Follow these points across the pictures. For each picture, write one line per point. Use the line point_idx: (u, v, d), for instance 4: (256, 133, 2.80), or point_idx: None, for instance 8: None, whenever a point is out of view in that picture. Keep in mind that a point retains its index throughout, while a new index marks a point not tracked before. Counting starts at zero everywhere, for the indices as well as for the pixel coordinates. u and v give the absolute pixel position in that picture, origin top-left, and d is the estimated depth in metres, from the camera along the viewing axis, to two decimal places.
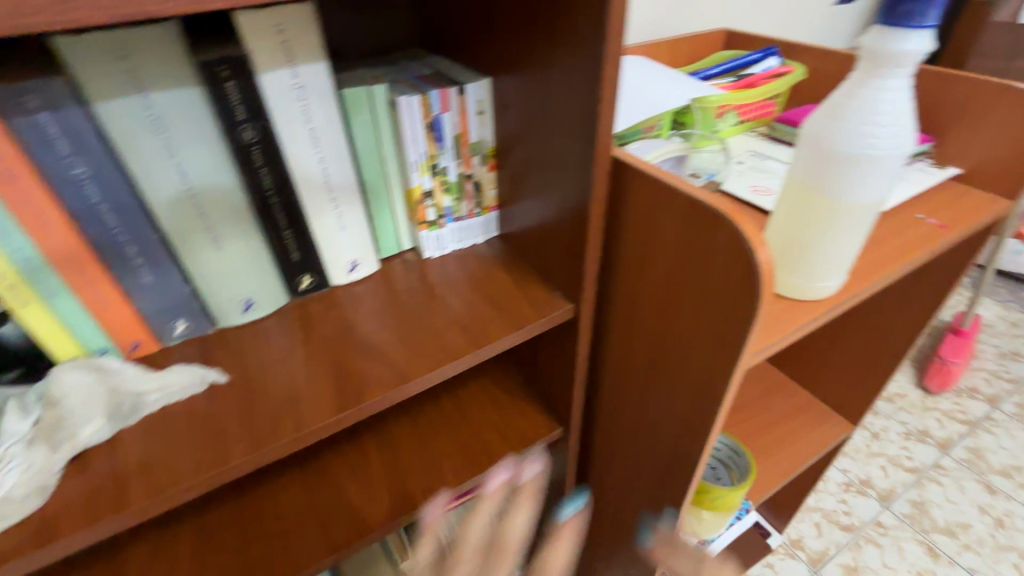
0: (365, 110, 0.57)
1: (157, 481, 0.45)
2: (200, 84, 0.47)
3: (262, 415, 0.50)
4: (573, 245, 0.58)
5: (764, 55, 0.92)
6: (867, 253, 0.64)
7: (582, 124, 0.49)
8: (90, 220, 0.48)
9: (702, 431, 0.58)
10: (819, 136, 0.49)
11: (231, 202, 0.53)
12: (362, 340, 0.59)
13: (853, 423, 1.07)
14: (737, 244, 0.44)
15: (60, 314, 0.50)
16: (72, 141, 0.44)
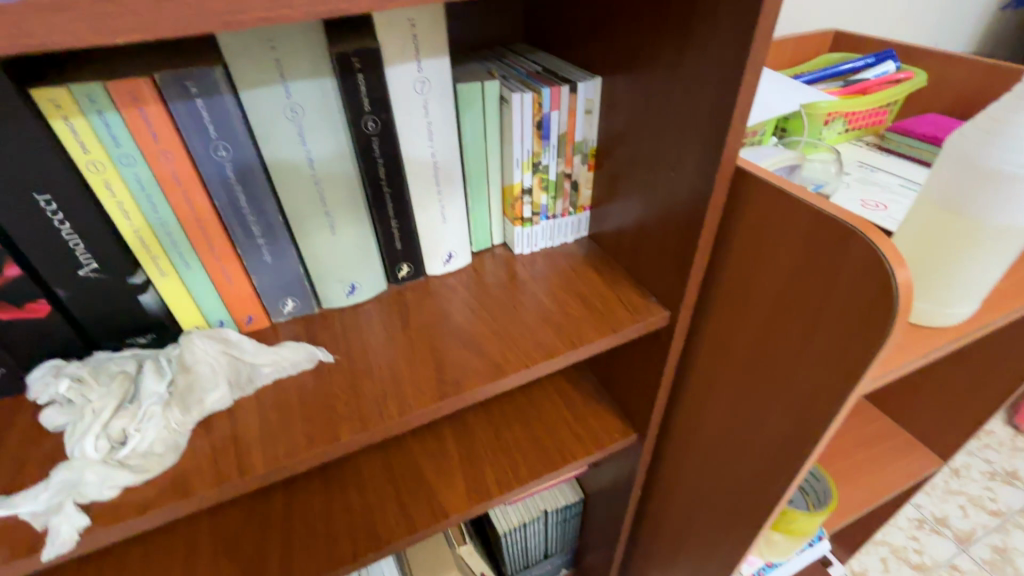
0: (477, 106, 0.58)
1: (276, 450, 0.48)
2: (335, 77, 0.49)
3: (368, 396, 0.52)
4: (677, 251, 0.57)
5: (879, 59, 0.86)
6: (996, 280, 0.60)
7: (708, 128, 0.48)
8: (226, 201, 0.51)
9: (800, 454, 0.56)
10: (973, 159, 0.46)
11: (349, 190, 0.56)
12: (458, 332, 0.60)
13: (942, 458, 1.00)
14: (876, 264, 0.42)
15: (190, 285, 0.54)
16: (220, 126, 0.47)
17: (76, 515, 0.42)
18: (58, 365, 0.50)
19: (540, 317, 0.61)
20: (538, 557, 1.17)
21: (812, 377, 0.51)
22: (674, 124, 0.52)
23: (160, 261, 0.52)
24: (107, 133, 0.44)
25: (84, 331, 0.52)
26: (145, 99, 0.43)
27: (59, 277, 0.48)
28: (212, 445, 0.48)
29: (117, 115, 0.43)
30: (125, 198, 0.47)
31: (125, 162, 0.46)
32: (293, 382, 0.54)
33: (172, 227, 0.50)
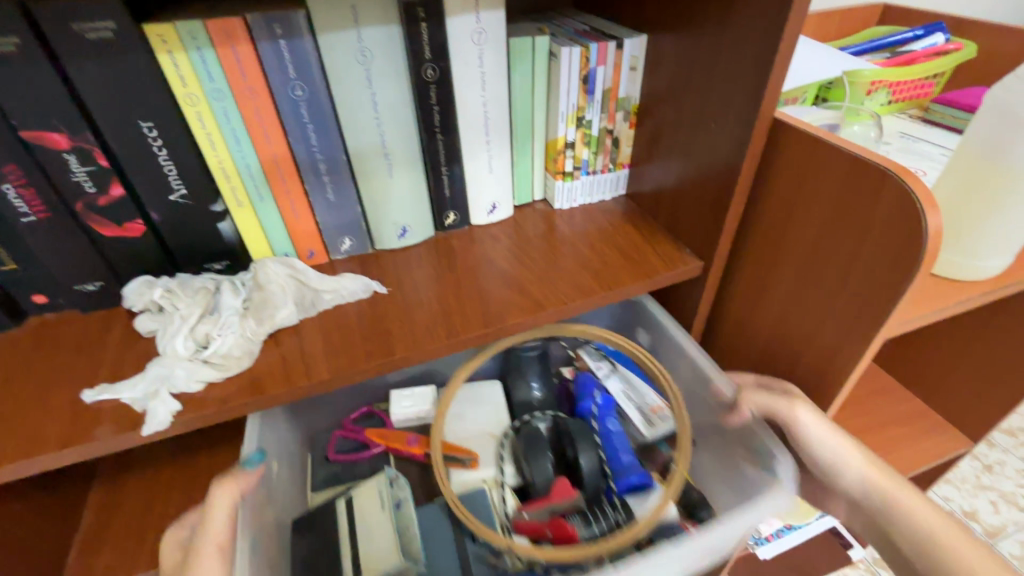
0: (527, 59, 0.62)
1: (341, 360, 0.53)
2: (401, 23, 0.53)
3: (421, 323, 0.57)
4: (714, 203, 0.60)
5: (927, 31, 0.86)
6: None
7: (750, 78, 0.50)
8: (298, 139, 0.56)
9: (826, 399, 0.58)
10: (1008, 105, 0.47)
11: (407, 134, 0.60)
12: (500, 272, 0.64)
13: (971, 438, 1.00)
14: (908, 203, 0.44)
15: (262, 217, 0.60)
16: (298, 66, 0.52)
17: (168, 401, 0.48)
18: (149, 280, 0.56)
19: (578, 263, 0.65)
20: None
21: (841, 321, 0.54)
22: (717, 76, 0.55)
23: (238, 193, 0.57)
24: (203, 69, 0.49)
25: (169, 254, 0.58)
26: (237, 38, 0.49)
27: (153, 200, 0.54)
28: (284, 354, 0.54)
29: (213, 52, 0.49)
30: (214, 130, 0.53)
31: (216, 97, 0.51)
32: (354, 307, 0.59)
33: (250, 160, 0.56)
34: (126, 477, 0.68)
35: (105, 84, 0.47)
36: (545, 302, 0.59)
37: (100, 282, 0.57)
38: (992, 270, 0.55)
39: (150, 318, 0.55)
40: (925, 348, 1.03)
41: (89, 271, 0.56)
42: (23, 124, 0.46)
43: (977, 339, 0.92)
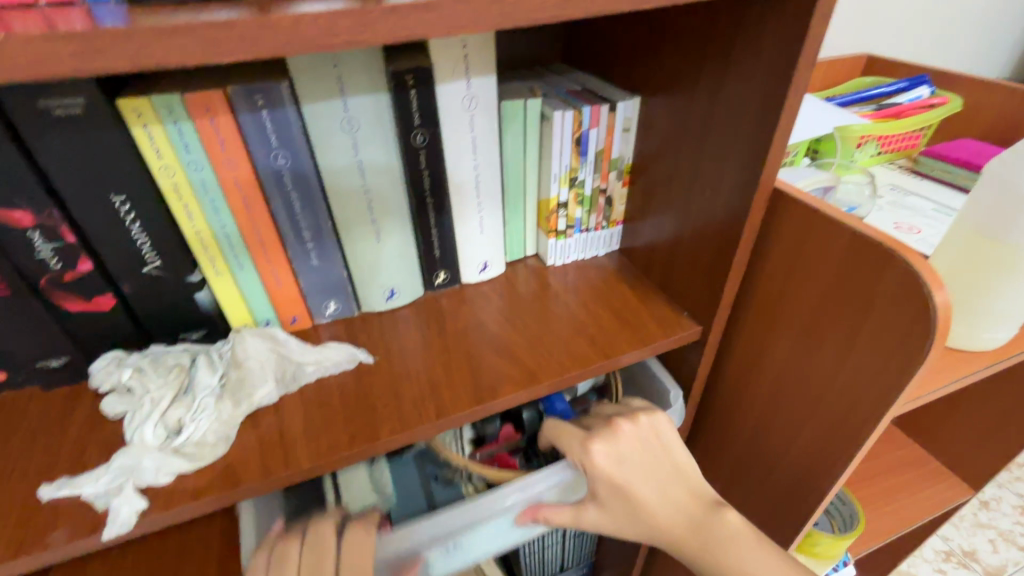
0: (519, 122, 0.61)
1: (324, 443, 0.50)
2: (390, 92, 0.51)
3: (409, 398, 0.54)
4: (712, 268, 0.58)
5: (912, 84, 0.87)
6: None
7: (749, 150, 0.49)
8: (281, 206, 0.54)
9: (832, 472, 0.56)
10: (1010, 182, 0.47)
11: (395, 199, 0.58)
12: (491, 337, 0.62)
13: (972, 488, 0.98)
14: (916, 285, 0.43)
15: (241, 285, 0.57)
16: (281, 136, 0.50)
17: (135, 499, 0.44)
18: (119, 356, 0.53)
19: (572, 326, 0.63)
20: (552, 570, 1.19)
21: (847, 394, 0.52)
22: (713, 143, 0.54)
23: (216, 262, 0.55)
24: (180, 141, 0.47)
25: (142, 326, 0.55)
26: (216, 110, 0.46)
27: (125, 274, 0.51)
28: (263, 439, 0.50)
29: (191, 124, 0.46)
30: (191, 202, 0.50)
31: (193, 167, 0.49)
32: (338, 380, 0.56)
33: (230, 228, 0.53)
34: (88, 558, 0.63)
35: (74, 159, 0.44)
36: (540, 373, 0.57)
37: (65, 357, 0.53)
38: (992, 340, 0.54)
39: (117, 397, 0.51)
40: None
41: (53, 347, 0.52)
42: None
43: (976, 388, 0.91)
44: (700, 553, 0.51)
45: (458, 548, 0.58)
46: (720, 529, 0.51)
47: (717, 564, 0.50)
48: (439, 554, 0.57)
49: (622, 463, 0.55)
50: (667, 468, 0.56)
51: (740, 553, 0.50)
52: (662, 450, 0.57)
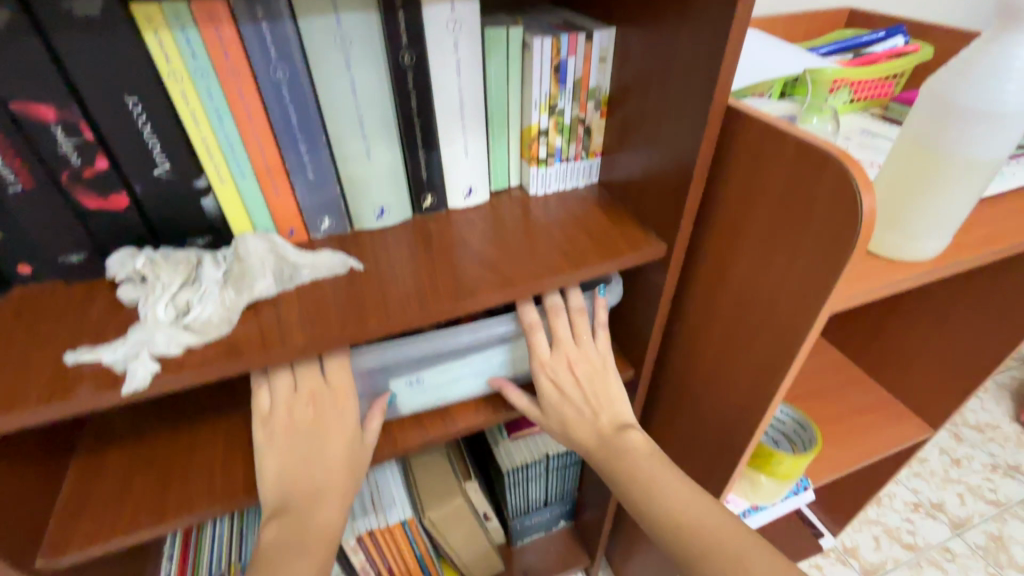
0: (502, 48, 0.65)
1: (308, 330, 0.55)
2: (378, 9, 0.56)
3: (395, 298, 0.60)
4: (676, 187, 0.63)
5: (888, 34, 0.90)
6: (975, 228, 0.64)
7: (706, 68, 0.54)
8: (279, 118, 0.59)
9: (779, 373, 0.62)
10: (940, 92, 0.51)
11: (385, 117, 0.63)
12: (472, 251, 0.67)
13: (932, 426, 1.04)
14: (846, 184, 0.47)
15: (243, 194, 0.62)
16: (278, 47, 0.54)
17: (149, 362, 0.50)
18: (132, 250, 0.58)
19: (548, 244, 0.68)
20: (537, 504, 1.27)
21: (791, 297, 0.57)
22: (676, 66, 0.58)
23: (221, 170, 0.60)
24: (187, 48, 0.52)
25: (153, 227, 0.60)
26: (220, 19, 0.51)
27: (137, 174, 0.56)
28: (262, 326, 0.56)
29: (196, 31, 0.51)
30: (197, 108, 0.55)
31: (199, 75, 0.53)
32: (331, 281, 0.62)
33: (233, 138, 0.58)
34: (106, 447, 0.70)
35: (91, 58, 0.49)
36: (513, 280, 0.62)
37: (85, 253, 0.59)
38: (927, 253, 0.58)
39: (131, 286, 0.57)
40: (890, 339, 1.07)
41: (74, 243, 0.58)
42: (11, 96, 0.48)
43: None
44: (604, 460, 0.65)
45: (420, 382, 0.69)
46: (622, 444, 0.65)
47: (611, 471, 0.64)
48: (404, 384, 0.69)
49: (563, 388, 0.67)
50: (595, 397, 0.68)
51: (632, 462, 0.63)
52: (598, 379, 0.68)
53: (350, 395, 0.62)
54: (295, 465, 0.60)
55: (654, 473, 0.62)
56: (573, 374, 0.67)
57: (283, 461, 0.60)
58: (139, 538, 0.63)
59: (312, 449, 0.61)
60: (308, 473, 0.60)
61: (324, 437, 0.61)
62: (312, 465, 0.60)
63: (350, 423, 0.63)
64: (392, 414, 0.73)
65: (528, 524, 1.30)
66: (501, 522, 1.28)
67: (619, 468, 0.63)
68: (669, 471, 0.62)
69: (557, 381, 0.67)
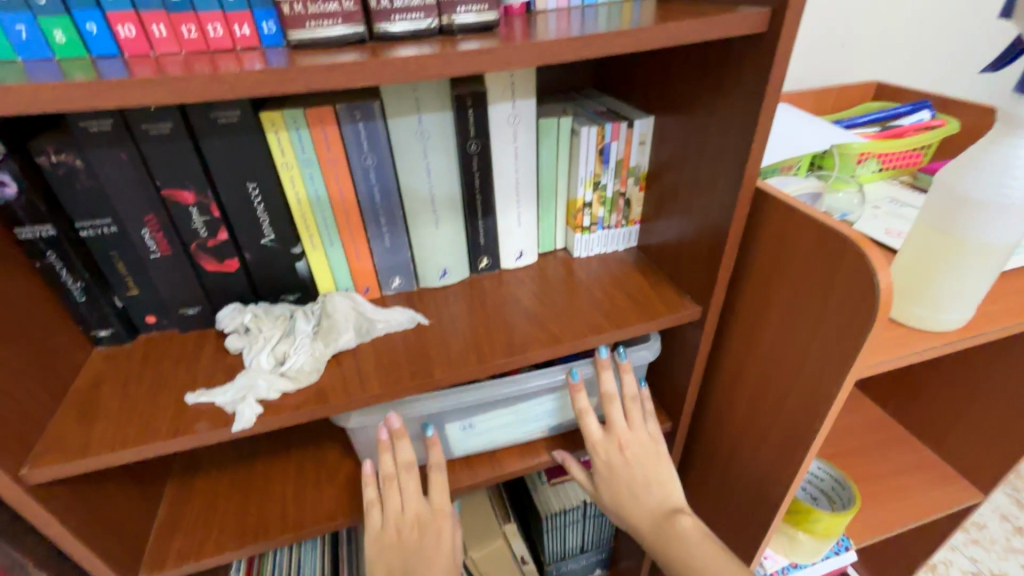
0: (553, 135, 0.74)
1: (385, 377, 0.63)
2: (452, 109, 0.66)
3: (455, 351, 0.68)
4: (709, 258, 0.70)
5: (915, 108, 0.96)
6: (1002, 299, 0.67)
7: (735, 158, 0.61)
8: (365, 197, 0.69)
9: (810, 432, 0.65)
10: (949, 184, 0.56)
11: (452, 194, 0.73)
12: (522, 310, 0.75)
13: (981, 491, 1.02)
14: (863, 264, 0.53)
15: (329, 258, 0.73)
16: (370, 141, 0.65)
17: (253, 404, 0.60)
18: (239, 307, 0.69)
19: (591, 304, 0.75)
20: (573, 550, 1.28)
21: (819, 361, 0.62)
22: (708, 154, 0.66)
23: (314, 239, 0.70)
24: (298, 144, 0.63)
25: (255, 286, 0.71)
26: (326, 122, 0.63)
27: (248, 243, 0.68)
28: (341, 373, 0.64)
29: (307, 131, 0.63)
30: (301, 190, 0.66)
31: (305, 164, 0.65)
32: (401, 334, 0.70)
33: (326, 214, 0.69)
34: (196, 475, 0.80)
35: (227, 154, 0.61)
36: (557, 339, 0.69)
37: (199, 307, 0.70)
38: (947, 323, 0.62)
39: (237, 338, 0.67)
40: (932, 398, 1.07)
41: (192, 299, 0.69)
42: (164, 185, 0.61)
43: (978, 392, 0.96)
44: (657, 546, 0.69)
45: (472, 427, 0.76)
46: (674, 531, 0.68)
47: (665, 556, 0.68)
48: (457, 428, 0.76)
49: (617, 470, 0.72)
50: (648, 480, 0.71)
51: (686, 550, 0.66)
52: (651, 462, 0.72)
53: (448, 516, 0.70)
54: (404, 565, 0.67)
55: (708, 565, 0.65)
56: (625, 456, 0.71)
57: (392, 562, 0.67)
58: (222, 558, 0.71)
59: (418, 544, 0.68)
60: (415, 571, 0.67)
61: (432, 534, 0.69)
62: (417, 559, 0.67)
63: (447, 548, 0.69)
64: (444, 454, 0.80)
65: (563, 571, 1.31)
66: (537, 566, 1.30)
67: (674, 557, 0.67)
68: (717, 554, 0.65)
69: (611, 463, 0.72)
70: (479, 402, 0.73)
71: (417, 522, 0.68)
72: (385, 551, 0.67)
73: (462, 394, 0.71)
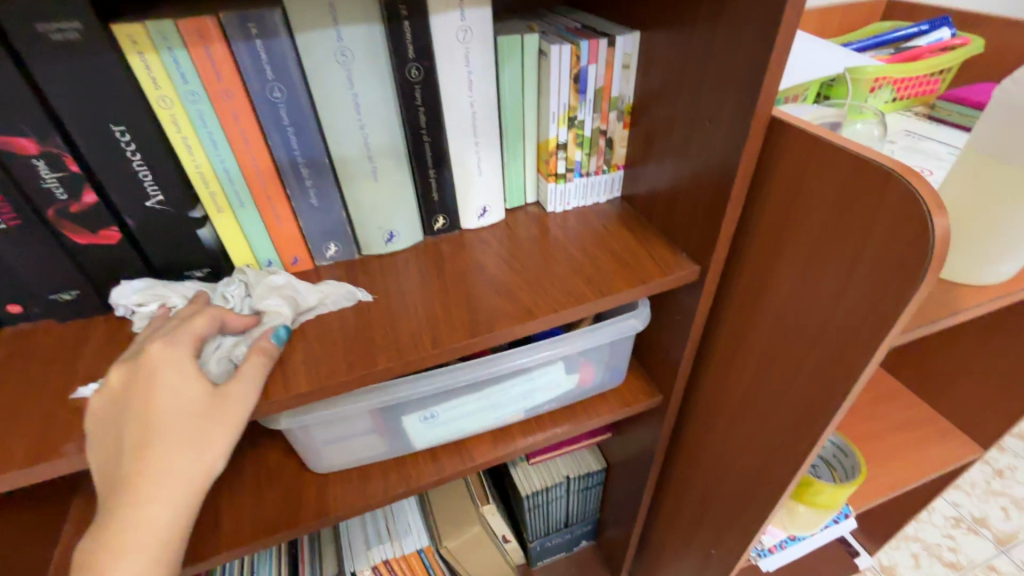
0: (516, 57, 0.60)
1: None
2: (382, 21, 0.51)
3: (406, 331, 0.55)
4: (711, 206, 0.57)
5: (933, 25, 0.83)
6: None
7: (747, 74, 0.48)
8: (278, 141, 0.54)
9: (829, 409, 0.56)
10: (1007, 111, 0.47)
11: (392, 136, 0.58)
12: (487, 277, 0.62)
13: (982, 446, 0.97)
14: (912, 207, 0.42)
15: (242, 222, 0.58)
16: (275, 66, 0.50)
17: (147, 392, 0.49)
18: (146, 283, 0.56)
19: (569, 267, 0.63)
20: (557, 525, 1.21)
21: (845, 329, 0.51)
22: (710, 73, 0.53)
23: (217, 198, 0.56)
24: (175, 70, 0.47)
25: (148, 261, 0.57)
26: (211, 38, 0.47)
27: (129, 206, 0.52)
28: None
29: (186, 52, 0.47)
30: (190, 134, 0.51)
31: (190, 98, 0.49)
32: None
33: (229, 164, 0.54)
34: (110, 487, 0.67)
35: (73, 84, 0.45)
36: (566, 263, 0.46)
37: (76, 291, 0.55)
38: (989, 278, 0.56)
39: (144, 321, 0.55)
40: (934, 352, 1.00)
41: (64, 280, 0.54)
42: None
43: (987, 345, 0.89)
44: None
45: (434, 418, 0.65)
46: None
47: None
48: (417, 419, 0.64)
49: None
50: None
51: None
52: None
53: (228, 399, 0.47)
54: (139, 440, 0.45)
55: None
56: None
57: (126, 431, 0.45)
58: None
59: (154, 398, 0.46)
60: (169, 444, 0.45)
61: (170, 397, 0.46)
62: (170, 422, 0.46)
63: (173, 416, 0.46)
64: (405, 449, 0.69)
65: (548, 546, 1.25)
66: (520, 544, 1.23)
67: None
68: None
69: None
70: (442, 389, 0.61)
71: (158, 364, 0.47)
72: (106, 431, 0.46)
73: (421, 381, 0.59)
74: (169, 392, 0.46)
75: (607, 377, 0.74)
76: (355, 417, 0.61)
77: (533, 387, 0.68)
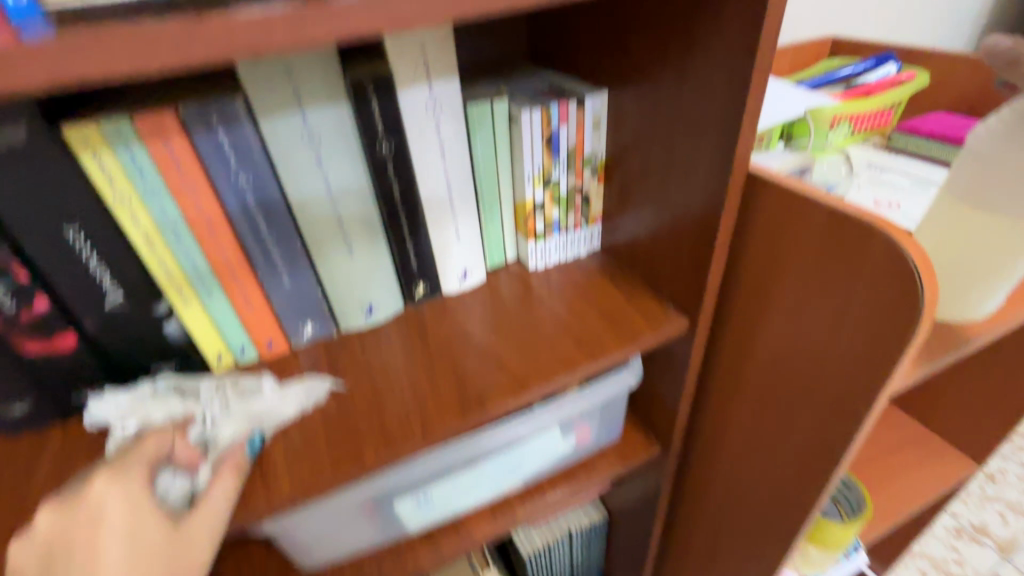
0: (486, 124, 0.59)
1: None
2: (349, 102, 0.50)
3: (394, 416, 0.52)
4: (694, 259, 0.57)
5: (879, 62, 0.87)
6: None
7: (720, 133, 0.49)
8: (245, 227, 0.52)
9: (834, 456, 0.55)
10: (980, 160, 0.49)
11: (365, 211, 0.56)
12: (474, 346, 0.60)
13: (977, 462, 0.97)
14: (896, 262, 0.42)
15: (211, 312, 0.55)
16: (239, 154, 0.48)
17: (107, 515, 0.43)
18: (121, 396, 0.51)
19: (558, 328, 0.61)
20: None
21: (843, 379, 0.51)
22: (682, 131, 0.53)
23: (182, 290, 0.52)
24: (133, 166, 0.45)
25: (110, 363, 0.53)
26: (169, 133, 0.45)
27: (86, 309, 0.49)
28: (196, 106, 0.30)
29: (143, 149, 0.45)
30: (151, 230, 0.48)
31: (149, 193, 0.47)
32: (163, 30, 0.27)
33: (195, 256, 0.51)
34: None
35: (20, 192, 0.42)
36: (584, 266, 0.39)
37: (27, 400, 0.50)
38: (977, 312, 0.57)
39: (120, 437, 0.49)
40: None
41: (13, 391, 0.49)
42: None
43: (970, 363, 0.90)
44: None
45: (429, 499, 0.61)
46: None
47: None
48: (410, 503, 0.61)
49: None
50: None
51: None
52: None
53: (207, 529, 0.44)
54: None
55: None
56: None
57: None
58: None
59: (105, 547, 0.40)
60: None
61: (123, 542, 0.41)
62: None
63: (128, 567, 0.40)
64: (399, 534, 0.64)
65: None
66: None
67: None
68: None
69: None
70: (436, 470, 0.58)
71: (107, 499, 0.41)
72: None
73: (415, 466, 0.56)
74: (121, 539, 0.40)
75: (604, 434, 0.71)
76: (346, 510, 0.57)
77: (530, 454, 0.65)
